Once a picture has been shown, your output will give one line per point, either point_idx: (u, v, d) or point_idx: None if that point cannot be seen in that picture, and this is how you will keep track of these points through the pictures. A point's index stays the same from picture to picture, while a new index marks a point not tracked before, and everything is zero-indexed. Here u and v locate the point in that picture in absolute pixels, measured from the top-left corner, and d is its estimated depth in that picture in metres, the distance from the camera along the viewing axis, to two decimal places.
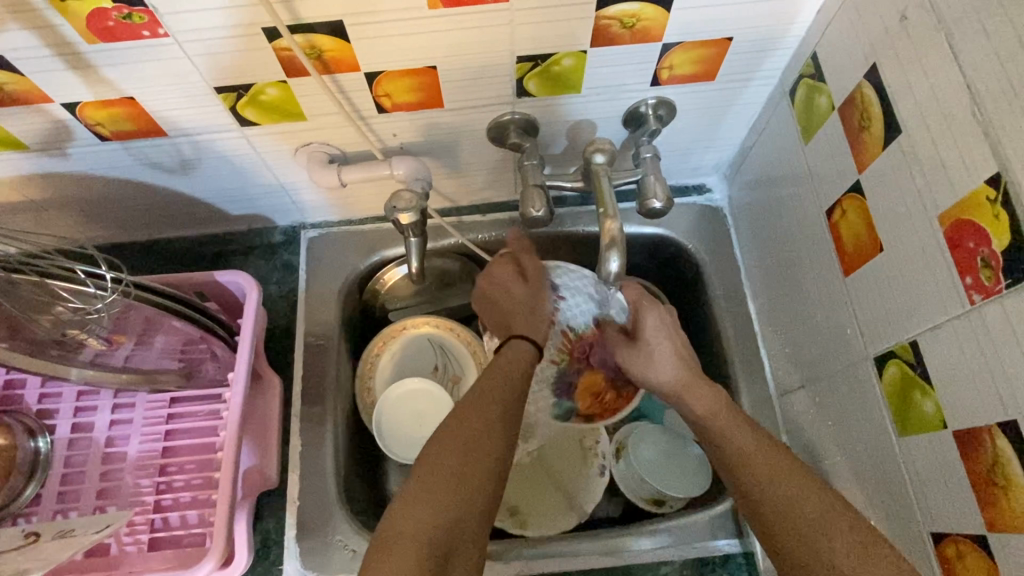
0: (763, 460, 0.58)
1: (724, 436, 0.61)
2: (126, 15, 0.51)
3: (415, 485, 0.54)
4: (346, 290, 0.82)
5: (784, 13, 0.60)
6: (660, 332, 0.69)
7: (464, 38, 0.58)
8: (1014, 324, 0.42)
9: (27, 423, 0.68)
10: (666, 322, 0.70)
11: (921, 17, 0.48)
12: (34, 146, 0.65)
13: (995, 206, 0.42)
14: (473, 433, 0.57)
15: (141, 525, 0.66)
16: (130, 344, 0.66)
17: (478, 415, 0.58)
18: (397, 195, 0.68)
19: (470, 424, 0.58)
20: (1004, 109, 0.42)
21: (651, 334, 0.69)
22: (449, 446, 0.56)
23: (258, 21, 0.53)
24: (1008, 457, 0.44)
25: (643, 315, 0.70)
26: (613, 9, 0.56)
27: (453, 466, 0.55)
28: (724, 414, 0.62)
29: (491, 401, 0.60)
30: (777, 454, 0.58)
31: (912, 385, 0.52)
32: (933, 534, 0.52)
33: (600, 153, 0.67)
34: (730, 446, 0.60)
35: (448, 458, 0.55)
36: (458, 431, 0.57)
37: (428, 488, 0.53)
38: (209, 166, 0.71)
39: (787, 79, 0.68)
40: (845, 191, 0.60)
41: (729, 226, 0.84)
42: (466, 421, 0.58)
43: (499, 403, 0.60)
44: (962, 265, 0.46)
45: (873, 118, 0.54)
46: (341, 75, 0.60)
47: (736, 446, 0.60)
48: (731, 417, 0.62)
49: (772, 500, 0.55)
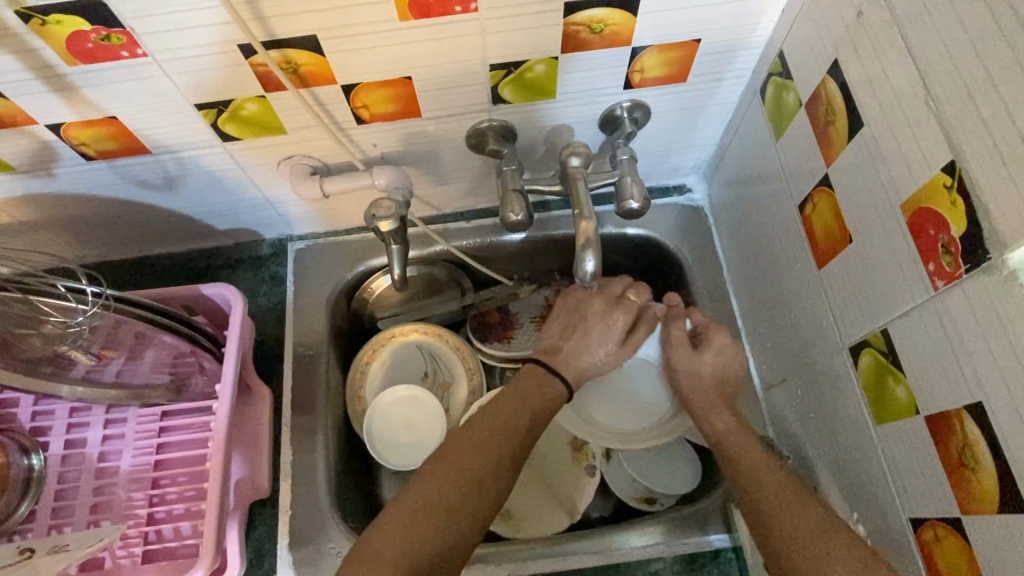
0: (758, 456, 0.62)
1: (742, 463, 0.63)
2: (104, 36, 0.52)
3: (443, 466, 0.59)
4: (334, 300, 0.83)
5: (749, 14, 0.61)
6: (721, 357, 0.71)
7: (436, 48, 0.59)
8: (975, 309, 0.43)
9: (21, 441, 0.68)
10: (728, 352, 0.71)
11: (876, 14, 0.49)
12: (20, 167, 0.66)
13: (952, 192, 0.43)
14: (493, 464, 0.60)
15: (135, 537, 0.67)
16: (120, 360, 0.67)
17: (480, 434, 0.62)
18: (376, 204, 0.69)
19: (500, 443, 0.62)
20: (956, 100, 0.43)
21: (712, 351, 0.71)
22: (472, 466, 0.59)
23: (234, 39, 0.54)
24: (977, 440, 0.44)
25: (710, 334, 0.72)
26: (581, 15, 0.58)
27: (453, 497, 0.57)
28: (793, 505, 0.57)
29: (522, 414, 0.64)
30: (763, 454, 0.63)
31: (886, 373, 0.53)
32: (911, 520, 0.52)
33: (575, 155, 0.69)
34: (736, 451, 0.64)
35: (474, 448, 0.61)
36: (485, 459, 0.60)
37: (455, 468, 0.59)
38: (195, 182, 0.73)
39: (757, 78, 0.69)
40: (815, 185, 0.61)
41: (709, 224, 0.85)
42: (491, 438, 0.62)
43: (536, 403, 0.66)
44: (925, 252, 0.47)
45: (837, 112, 0.56)
46: (318, 88, 0.61)
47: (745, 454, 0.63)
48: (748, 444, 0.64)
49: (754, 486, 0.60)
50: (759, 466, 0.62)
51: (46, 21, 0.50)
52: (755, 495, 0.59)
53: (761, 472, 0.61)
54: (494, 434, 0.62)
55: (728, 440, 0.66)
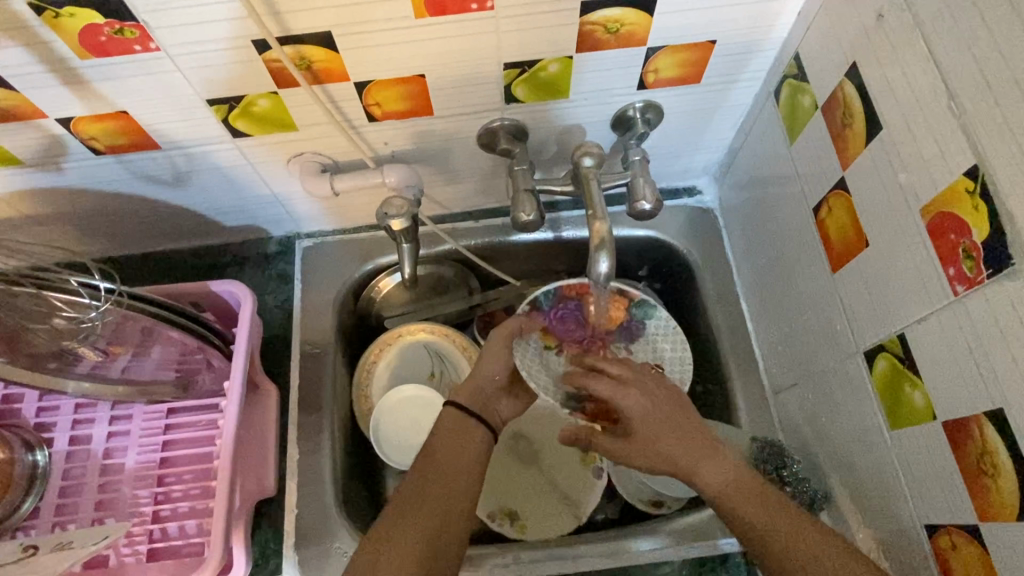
0: (761, 510, 0.56)
1: (741, 520, 0.57)
2: (118, 30, 0.52)
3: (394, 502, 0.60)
4: (341, 298, 0.83)
5: (765, 16, 0.61)
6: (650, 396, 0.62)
7: (451, 47, 0.59)
8: (997, 314, 0.42)
9: (26, 437, 0.68)
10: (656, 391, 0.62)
11: (897, 17, 0.49)
12: (29, 161, 0.65)
13: (974, 198, 0.43)
14: (436, 475, 0.61)
15: (140, 535, 0.66)
16: (128, 356, 0.66)
17: (430, 456, 0.63)
18: (389, 202, 0.69)
19: (432, 465, 0.62)
20: (981, 103, 0.42)
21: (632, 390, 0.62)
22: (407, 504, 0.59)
23: (248, 34, 0.54)
24: (997, 447, 0.44)
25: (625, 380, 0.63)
26: (596, 15, 0.57)
27: (401, 522, 0.57)
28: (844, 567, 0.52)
29: (449, 439, 0.64)
30: (758, 493, 0.58)
31: (902, 378, 0.53)
32: (927, 526, 0.52)
33: (589, 156, 0.68)
34: (737, 519, 0.57)
35: (419, 468, 0.62)
36: (423, 474, 0.61)
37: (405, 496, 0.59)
38: (203, 179, 0.72)
39: (772, 80, 0.68)
40: (831, 188, 0.60)
41: (719, 226, 0.85)
42: (424, 459, 0.62)
43: (464, 436, 0.65)
44: (945, 256, 0.47)
45: (854, 114, 0.55)
46: (331, 85, 0.61)
47: (756, 523, 0.56)
48: (750, 499, 0.57)
49: (773, 547, 0.55)
50: (775, 522, 0.56)
51: (60, 13, 0.49)
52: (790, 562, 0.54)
53: (779, 538, 0.55)
54: (430, 463, 0.62)
55: (730, 510, 0.58)
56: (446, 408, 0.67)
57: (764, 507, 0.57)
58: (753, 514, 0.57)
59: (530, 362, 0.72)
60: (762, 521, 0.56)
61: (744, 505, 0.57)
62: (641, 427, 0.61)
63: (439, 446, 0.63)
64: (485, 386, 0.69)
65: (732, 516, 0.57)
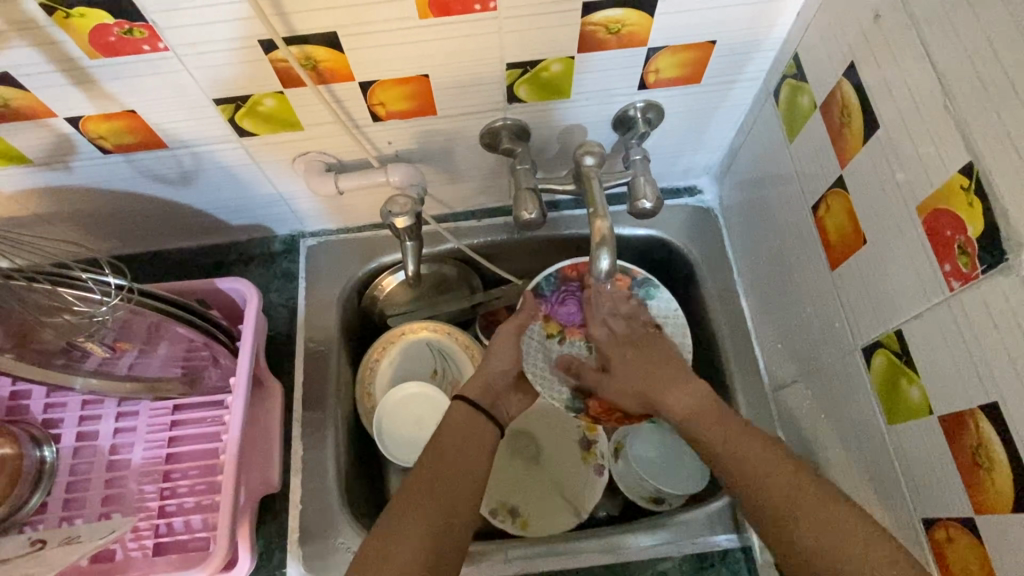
0: (720, 427, 0.65)
1: (703, 439, 0.66)
2: (127, 30, 0.53)
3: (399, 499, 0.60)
4: (345, 296, 0.84)
5: (764, 16, 0.62)
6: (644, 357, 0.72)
7: (454, 47, 0.60)
8: (991, 309, 0.43)
9: (34, 433, 0.69)
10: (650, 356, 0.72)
11: (894, 17, 0.50)
12: (38, 160, 0.66)
13: (969, 194, 0.44)
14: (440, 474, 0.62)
15: (146, 530, 0.67)
16: (134, 352, 0.67)
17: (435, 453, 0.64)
18: (393, 200, 0.69)
19: (437, 463, 0.63)
20: (976, 102, 0.43)
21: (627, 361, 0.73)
22: (411, 501, 0.60)
23: (254, 34, 0.55)
24: (992, 441, 0.44)
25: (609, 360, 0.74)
26: (598, 16, 0.58)
27: (407, 517, 0.58)
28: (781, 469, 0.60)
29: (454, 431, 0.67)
30: (725, 416, 0.66)
31: (899, 374, 0.53)
32: (923, 520, 0.53)
33: (590, 155, 0.69)
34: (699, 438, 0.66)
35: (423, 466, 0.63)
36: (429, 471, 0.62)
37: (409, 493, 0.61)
38: (210, 177, 0.73)
39: (771, 81, 0.69)
40: (829, 186, 0.61)
41: (720, 225, 0.86)
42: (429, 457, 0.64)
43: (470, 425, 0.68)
44: (941, 253, 0.47)
45: (852, 113, 0.56)
46: (336, 85, 0.62)
47: (710, 439, 0.65)
48: (712, 420, 0.66)
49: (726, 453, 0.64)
50: (727, 433, 0.65)
51: (70, 14, 0.50)
52: (730, 461, 0.63)
53: (733, 444, 0.64)
54: (435, 462, 0.63)
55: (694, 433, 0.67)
56: (458, 404, 0.70)
57: (726, 428, 0.65)
58: (711, 432, 0.66)
59: (535, 358, 0.78)
60: (715, 435, 0.65)
61: (702, 425, 0.66)
62: (624, 378, 0.72)
63: (446, 443, 0.66)
64: (493, 383, 0.73)
65: (693, 436, 0.67)
